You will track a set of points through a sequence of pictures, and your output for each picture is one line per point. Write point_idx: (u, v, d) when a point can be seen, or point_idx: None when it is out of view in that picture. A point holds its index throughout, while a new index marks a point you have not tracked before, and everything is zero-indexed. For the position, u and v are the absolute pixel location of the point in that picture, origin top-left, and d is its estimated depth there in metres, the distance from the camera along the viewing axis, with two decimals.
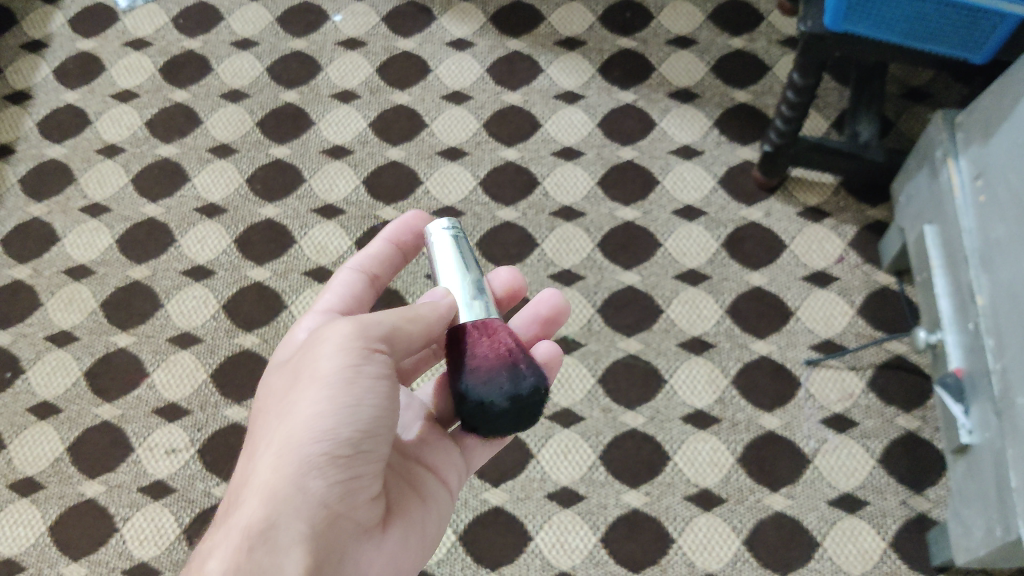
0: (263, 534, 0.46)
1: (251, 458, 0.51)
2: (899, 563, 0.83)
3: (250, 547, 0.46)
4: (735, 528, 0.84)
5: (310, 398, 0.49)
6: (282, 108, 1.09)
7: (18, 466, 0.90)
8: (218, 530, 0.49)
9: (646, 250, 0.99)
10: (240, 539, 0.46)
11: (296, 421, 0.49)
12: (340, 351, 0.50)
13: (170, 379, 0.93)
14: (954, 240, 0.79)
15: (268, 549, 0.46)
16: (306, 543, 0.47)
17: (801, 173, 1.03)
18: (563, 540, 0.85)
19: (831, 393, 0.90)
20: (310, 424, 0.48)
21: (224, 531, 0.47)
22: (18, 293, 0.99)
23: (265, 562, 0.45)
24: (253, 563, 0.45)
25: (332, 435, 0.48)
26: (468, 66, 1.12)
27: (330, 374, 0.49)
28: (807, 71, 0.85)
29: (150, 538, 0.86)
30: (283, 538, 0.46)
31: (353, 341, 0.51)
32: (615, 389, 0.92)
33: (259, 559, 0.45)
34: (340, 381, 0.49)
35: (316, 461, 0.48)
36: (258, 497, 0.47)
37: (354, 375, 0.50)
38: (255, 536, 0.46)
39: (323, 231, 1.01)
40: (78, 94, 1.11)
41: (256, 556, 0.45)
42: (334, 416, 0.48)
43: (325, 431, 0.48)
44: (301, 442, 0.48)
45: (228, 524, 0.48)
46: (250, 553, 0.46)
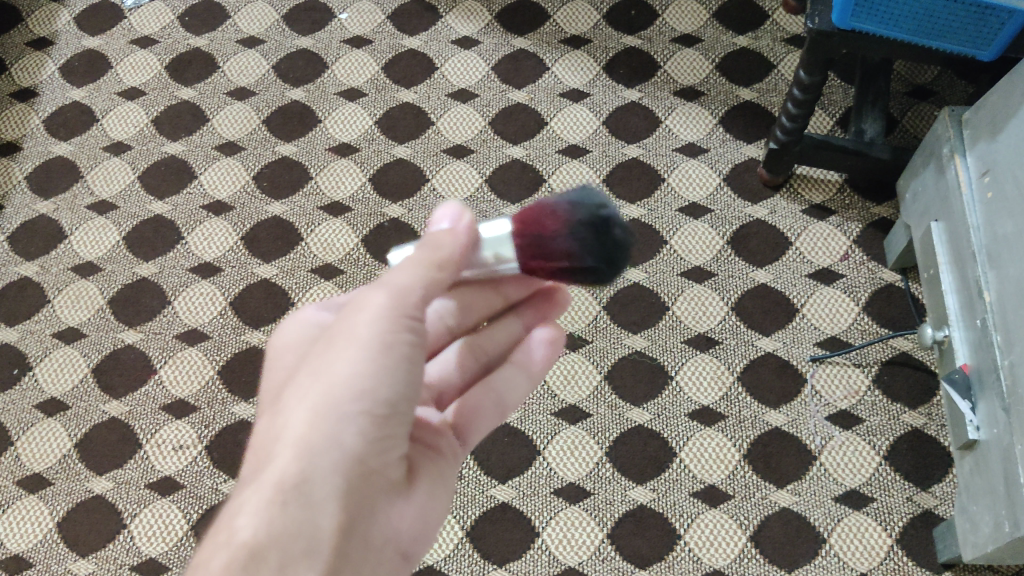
0: (297, 488, 0.45)
1: (276, 405, 0.49)
2: (904, 559, 0.83)
3: (284, 501, 0.44)
4: (741, 525, 0.85)
5: (348, 355, 0.48)
6: (289, 106, 1.10)
7: (26, 462, 0.91)
8: (242, 479, 0.47)
9: (652, 248, 0.99)
10: (272, 492, 0.44)
11: (332, 375, 0.48)
12: (378, 309, 0.49)
13: (177, 376, 0.94)
14: (961, 237, 0.79)
15: (301, 503, 0.45)
16: (338, 498, 0.46)
17: (806, 171, 1.03)
18: (570, 536, 0.85)
19: (837, 389, 0.91)
20: (349, 381, 0.47)
21: (252, 482, 0.46)
22: (25, 289, 0.99)
23: (300, 517, 0.44)
24: (287, 517, 0.44)
25: (370, 395, 0.47)
26: (474, 64, 1.12)
27: (368, 335, 0.48)
28: (812, 69, 0.86)
29: (158, 535, 0.86)
30: (316, 493, 0.45)
31: (392, 298, 0.50)
32: (621, 385, 0.92)
33: (293, 513, 0.44)
34: (377, 339, 0.48)
35: (353, 418, 0.47)
36: (291, 449, 0.46)
37: (391, 335, 0.49)
38: (288, 489, 0.45)
39: (329, 229, 1.01)
40: (85, 92, 1.11)
41: (290, 511, 0.44)
42: (372, 376, 0.48)
43: (362, 389, 0.47)
44: (338, 397, 0.47)
45: (259, 472, 0.46)
46: (285, 506, 0.44)
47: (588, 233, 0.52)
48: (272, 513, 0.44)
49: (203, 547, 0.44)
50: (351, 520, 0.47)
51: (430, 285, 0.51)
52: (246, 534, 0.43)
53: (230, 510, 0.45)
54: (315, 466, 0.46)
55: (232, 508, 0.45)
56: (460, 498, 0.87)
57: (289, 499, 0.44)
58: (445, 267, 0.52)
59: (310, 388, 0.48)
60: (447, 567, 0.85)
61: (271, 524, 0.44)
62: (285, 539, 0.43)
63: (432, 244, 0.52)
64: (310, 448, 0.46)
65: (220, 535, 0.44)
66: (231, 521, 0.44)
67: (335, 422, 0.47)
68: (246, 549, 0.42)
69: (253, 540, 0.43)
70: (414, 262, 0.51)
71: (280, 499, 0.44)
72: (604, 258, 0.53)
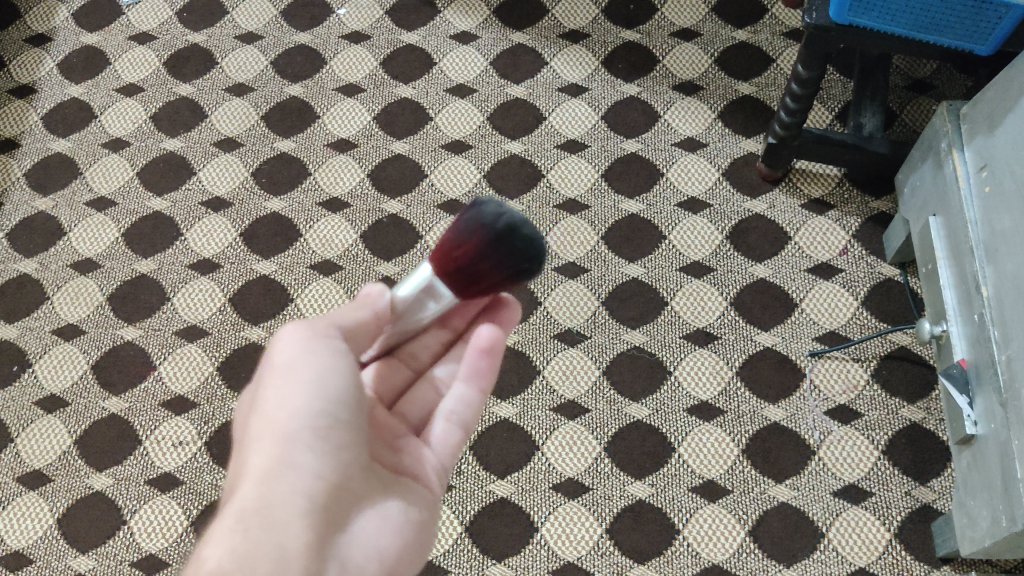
0: (260, 512, 0.49)
1: (238, 458, 0.54)
2: (903, 554, 0.83)
3: (247, 526, 0.48)
4: (740, 520, 0.85)
5: (281, 390, 0.54)
6: (287, 102, 1.10)
7: (26, 458, 0.91)
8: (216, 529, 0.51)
9: (651, 243, 0.99)
10: (235, 522, 0.48)
11: (273, 413, 0.53)
12: (303, 349, 0.56)
13: (176, 372, 0.94)
14: (958, 232, 0.79)
15: (266, 522, 0.48)
16: (302, 515, 0.49)
17: (805, 166, 1.03)
18: (568, 531, 0.85)
19: (836, 384, 0.91)
20: (286, 408, 0.53)
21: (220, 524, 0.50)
22: (24, 286, 0.99)
23: (264, 538, 0.48)
24: (255, 536, 0.48)
25: (307, 413, 0.53)
26: (473, 59, 1.12)
27: (294, 365, 0.55)
28: (810, 64, 0.86)
29: (158, 531, 0.86)
30: (278, 512, 0.49)
31: (311, 337, 0.56)
32: (620, 381, 0.92)
33: (256, 534, 0.48)
34: (307, 371, 0.54)
35: (297, 438, 0.52)
36: (250, 482, 0.50)
37: (322, 368, 0.55)
38: (251, 516, 0.49)
39: (328, 225, 1.02)
40: (83, 88, 1.11)
41: (254, 534, 0.48)
42: (305, 397, 0.53)
43: (303, 415, 0.53)
44: (282, 428, 0.52)
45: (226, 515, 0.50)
46: (247, 531, 0.48)
47: (501, 246, 0.56)
48: (236, 539, 0.47)
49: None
50: (321, 537, 0.50)
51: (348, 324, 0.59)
52: (214, 562, 0.46)
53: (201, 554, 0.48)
54: (272, 491, 0.50)
55: (202, 549, 0.48)
56: (458, 493, 0.88)
57: (251, 523, 0.48)
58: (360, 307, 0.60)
59: (259, 430, 0.53)
60: (446, 563, 0.85)
61: (240, 547, 0.47)
62: (252, 556, 0.47)
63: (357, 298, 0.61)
64: (265, 475, 0.50)
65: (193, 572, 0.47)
66: (202, 558, 0.47)
67: (283, 447, 0.52)
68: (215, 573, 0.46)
69: (219, 565, 0.46)
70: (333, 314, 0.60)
71: (242, 525, 0.48)
72: (518, 263, 0.57)
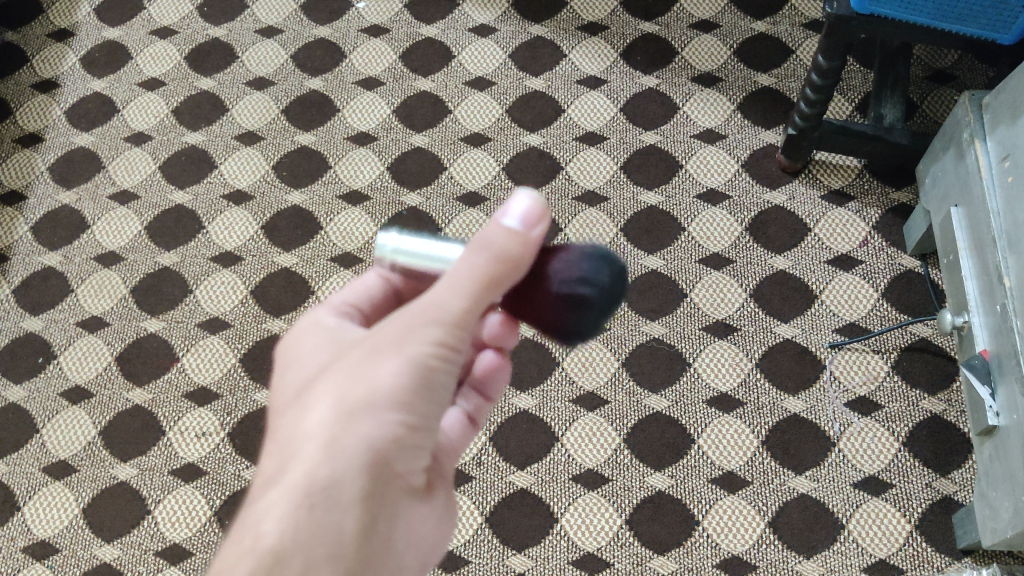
0: (324, 492, 0.43)
1: (300, 401, 0.47)
2: (923, 546, 0.83)
3: (311, 504, 0.42)
4: (759, 511, 0.85)
5: (385, 361, 0.45)
6: (307, 96, 1.10)
7: (51, 449, 0.92)
8: (262, 482, 0.45)
9: (670, 235, 0.99)
10: (298, 495, 0.42)
11: (367, 375, 0.45)
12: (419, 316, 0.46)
13: (199, 364, 0.95)
14: (980, 222, 0.79)
15: (328, 506, 0.43)
16: (365, 500, 0.44)
17: (825, 157, 1.02)
18: (588, 521, 0.86)
19: (855, 375, 0.91)
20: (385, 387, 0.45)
21: (277, 480, 0.44)
22: (49, 278, 1.00)
23: (325, 520, 0.43)
24: (314, 524, 0.42)
25: (405, 402, 0.45)
26: (491, 52, 1.12)
27: (408, 344, 0.45)
28: (831, 54, 0.85)
29: (182, 521, 0.88)
30: (345, 494, 0.43)
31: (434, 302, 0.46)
32: (639, 372, 0.92)
33: (318, 516, 0.42)
34: (418, 354, 0.45)
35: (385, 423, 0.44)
36: (320, 454, 0.43)
37: (432, 358, 0.45)
38: (316, 492, 0.43)
39: (349, 218, 1.02)
40: (106, 83, 1.12)
41: (317, 513, 0.42)
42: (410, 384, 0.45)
43: (397, 400, 0.45)
44: (371, 404, 0.44)
45: (281, 471, 0.44)
46: (311, 510, 0.42)
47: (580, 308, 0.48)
48: (299, 517, 0.42)
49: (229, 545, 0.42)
50: (376, 525, 0.45)
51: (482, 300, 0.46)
52: (273, 535, 0.42)
53: (254, 512, 0.43)
54: (344, 466, 0.43)
55: (260, 503, 0.43)
56: (480, 484, 0.88)
57: (316, 502, 0.42)
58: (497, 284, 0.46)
59: (344, 390, 0.45)
60: (466, 553, 0.85)
61: (296, 529, 0.42)
62: (312, 542, 0.42)
63: (496, 257, 0.46)
64: (340, 451, 0.44)
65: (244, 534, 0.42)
66: (257, 520, 0.42)
67: (365, 427, 0.44)
68: (273, 552, 0.41)
69: (281, 543, 0.41)
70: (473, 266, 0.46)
71: (305, 502, 0.42)
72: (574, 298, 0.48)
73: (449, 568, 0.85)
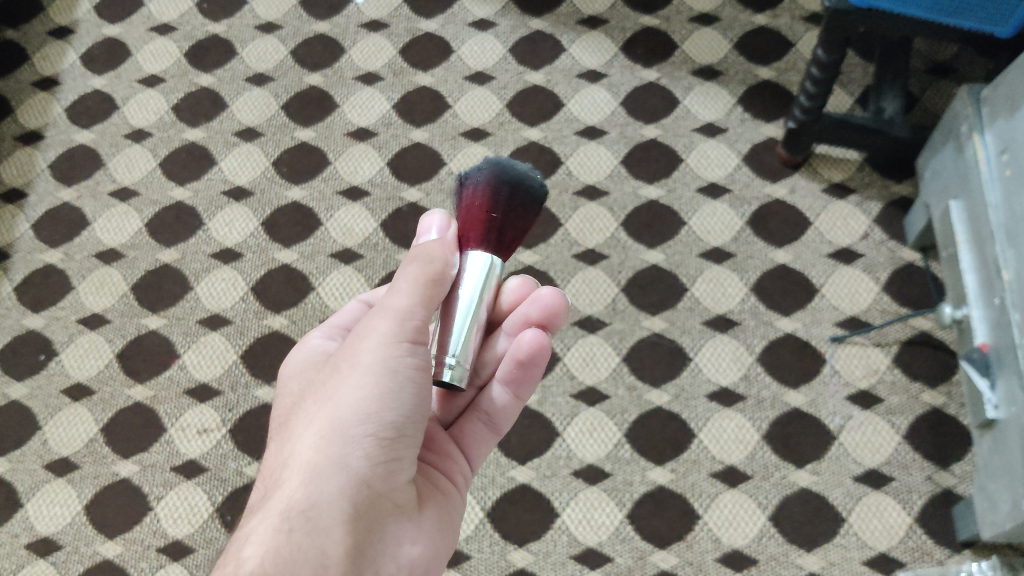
0: (304, 514, 0.48)
1: (285, 443, 0.53)
2: (924, 539, 0.83)
3: (290, 527, 0.47)
4: (760, 505, 0.85)
5: (352, 383, 0.52)
6: (307, 91, 1.10)
7: (53, 446, 0.92)
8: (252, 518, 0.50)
9: (671, 229, 0.99)
10: (279, 520, 0.47)
11: (339, 406, 0.51)
12: (382, 350, 0.53)
13: (200, 360, 0.95)
14: (979, 215, 0.78)
15: (308, 527, 0.47)
16: (344, 520, 0.48)
17: (825, 150, 1.02)
18: (589, 516, 0.86)
19: (857, 369, 0.90)
20: (355, 406, 0.51)
21: (263, 512, 0.49)
22: (50, 276, 1.01)
23: (305, 544, 0.47)
24: (295, 545, 0.47)
25: (373, 417, 0.51)
26: (491, 46, 1.12)
27: (372, 363, 0.52)
28: (831, 47, 0.85)
29: (183, 517, 0.88)
30: (323, 516, 0.48)
31: (397, 328, 0.54)
32: (640, 367, 0.92)
33: (297, 538, 0.47)
34: (382, 372, 0.52)
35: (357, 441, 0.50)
36: (298, 477, 0.49)
37: (393, 373, 0.52)
38: (295, 516, 0.47)
39: (349, 213, 1.02)
40: (105, 80, 1.12)
41: (295, 537, 0.47)
42: (377, 399, 0.51)
43: (364, 417, 0.51)
44: (343, 427, 0.50)
45: (267, 506, 0.49)
46: (289, 533, 0.47)
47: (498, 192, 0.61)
48: (279, 541, 0.47)
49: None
50: (361, 544, 0.49)
51: (430, 304, 0.55)
52: (254, 560, 0.46)
53: (242, 542, 0.48)
54: (321, 489, 0.48)
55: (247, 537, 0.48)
56: (480, 479, 0.88)
57: (294, 525, 0.47)
58: (440, 282, 0.55)
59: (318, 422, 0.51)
60: (467, 549, 0.86)
61: (277, 551, 0.46)
62: (293, 562, 0.46)
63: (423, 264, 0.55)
64: (316, 472, 0.49)
65: (232, 567, 0.46)
66: (242, 551, 0.47)
67: (339, 448, 0.50)
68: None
69: (261, 566, 0.46)
70: (412, 279, 0.55)
71: (285, 525, 0.47)
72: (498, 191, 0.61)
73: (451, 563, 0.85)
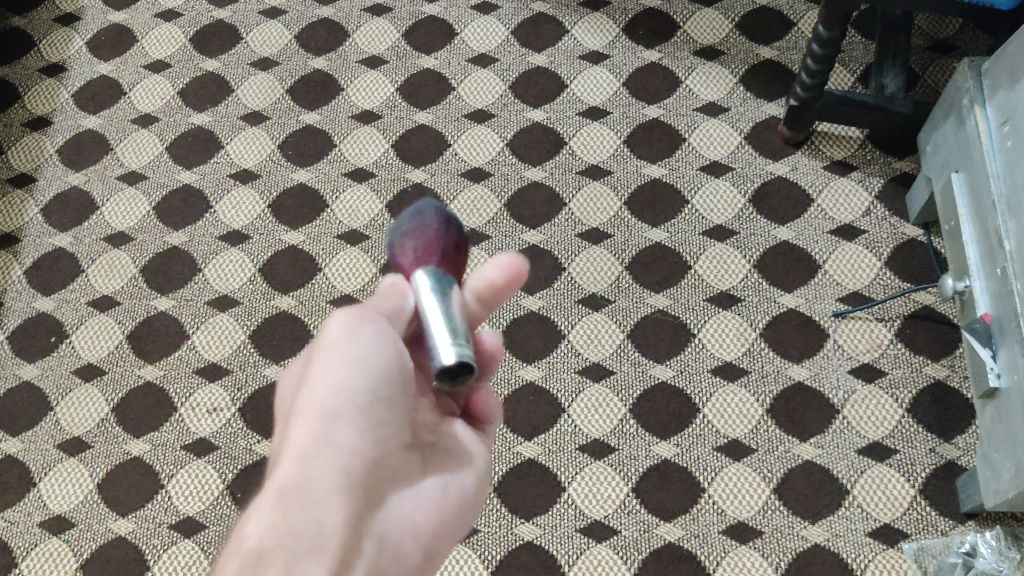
0: (297, 490, 0.46)
1: (277, 432, 0.51)
2: (928, 510, 0.84)
3: (285, 503, 0.46)
4: (765, 477, 0.86)
5: (327, 362, 0.51)
6: (312, 75, 1.11)
7: (65, 426, 0.93)
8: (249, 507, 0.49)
9: (674, 207, 1.00)
10: (273, 499, 0.46)
11: (316, 386, 0.50)
12: (346, 339, 0.51)
13: (209, 341, 0.96)
14: (981, 187, 0.79)
15: (304, 502, 0.46)
16: (340, 492, 0.47)
17: (827, 128, 1.03)
18: (594, 491, 0.87)
19: (859, 343, 0.91)
20: (333, 383, 0.50)
21: (258, 496, 0.47)
22: (59, 260, 1.02)
23: (303, 516, 0.45)
24: (292, 517, 0.45)
25: (352, 388, 0.50)
26: (494, 29, 1.12)
27: (344, 339, 0.52)
28: (832, 23, 0.86)
29: (194, 494, 0.89)
30: (317, 490, 0.46)
31: (359, 322, 0.52)
32: (644, 343, 0.93)
33: (292, 514, 0.45)
34: (352, 347, 0.51)
35: (341, 417, 0.49)
36: (288, 459, 0.47)
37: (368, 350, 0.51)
38: (290, 493, 0.46)
39: (354, 195, 1.03)
40: (112, 66, 1.13)
41: (292, 512, 0.45)
42: (351, 372, 0.50)
43: (345, 393, 0.50)
44: (322, 404, 0.49)
45: (262, 491, 0.48)
46: (286, 508, 0.45)
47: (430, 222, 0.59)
48: (276, 517, 0.45)
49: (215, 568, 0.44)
50: (360, 515, 0.48)
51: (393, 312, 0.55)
52: (254, 538, 0.44)
53: (240, 529, 0.46)
54: (313, 467, 0.47)
55: (241, 524, 0.46)
56: None
57: (289, 500, 0.46)
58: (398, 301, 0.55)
59: (300, 406, 0.50)
60: (475, 523, 0.86)
61: (275, 528, 0.44)
62: (293, 535, 0.44)
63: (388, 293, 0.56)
64: (304, 451, 0.48)
65: (232, 549, 0.45)
66: (242, 531, 0.45)
67: (324, 425, 0.49)
68: (254, 552, 0.43)
69: (260, 543, 0.44)
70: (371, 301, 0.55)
71: (280, 501, 0.46)
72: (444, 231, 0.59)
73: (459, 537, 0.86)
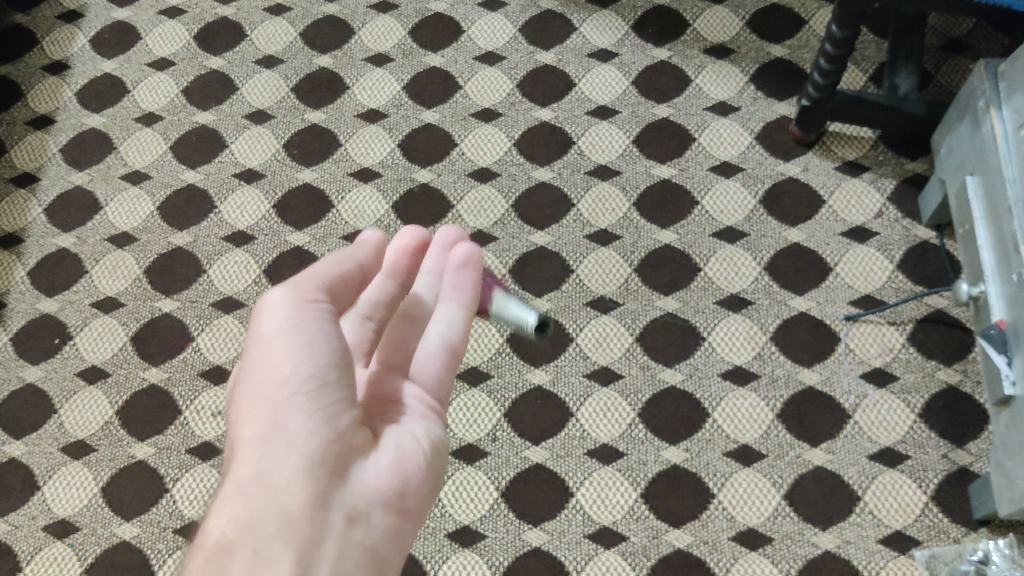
0: (257, 481, 0.47)
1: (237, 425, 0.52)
2: (940, 517, 0.83)
3: (246, 494, 0.46)
4: (776, 483, 0.85)
5: (273, 348, 0.51)
6: (317, 73, 1.10)
7: (69, 429, 0.92)
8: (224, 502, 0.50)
9: (683, 208, 0.99)
10: (235, 493, 0.47)
11: (265, 374, 0.50)
12: (288, 324, 0.52)
13: (214, 343, 0.95)
14: (996, 190, 0.78)
15: (265, 490, 0.46)
16: (300, 471, 0.47)
17: (839, 128, 1.01)
18: (603, 496, 0.86)
19: (871, 347, 0.90)
20: (279, 369, 0.50)
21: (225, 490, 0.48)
22: (63, 260, 1.01)
23: (263, 503, 0.46)
24: (253, 507, 0.46)
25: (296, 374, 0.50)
26: (501, 26, 1.11)
27: (283, 327, 0.52)
28: (845, 23, 0.84)
29: (199, 498, 0.88)
30: (275, 476, 0.47)
31: (302, 308, 0.53)
32: (654, 347, 0.92)
33: (253, 503, 0.46)
34: (295, 333, 0.51)
35: (291, 400, 0.49)
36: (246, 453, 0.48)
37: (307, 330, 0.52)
38: (249, 484, 0.47)
39: (360, 196, 1.02)
40: (116, 63, 1.12)
41: (252, 501, 0.46)
42: (294, 357, 0.50)
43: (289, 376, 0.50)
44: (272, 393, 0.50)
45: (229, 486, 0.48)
46: (246, 499, 0.46)
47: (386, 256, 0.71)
48: (238, 509, 0.46)
49: (189, 563, 0.46)
50: (326, 489, 0.47)
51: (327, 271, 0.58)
52: (218, 532, 0.45)
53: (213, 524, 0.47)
54: (271, 455, 0.48)
55: (211, 518, 0.47)
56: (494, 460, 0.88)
57: (249, 490, 0.46)
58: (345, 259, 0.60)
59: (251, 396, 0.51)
60: (482, 528, 0.85)
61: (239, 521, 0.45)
62: (255, 523, 0.45)
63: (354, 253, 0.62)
64: (260, 442, 0.48)
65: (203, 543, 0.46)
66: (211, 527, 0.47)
67: (276, 412, 0.49)
68: (220, 544, 0.45)
69: (225, 533, 0.45)
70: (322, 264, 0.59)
71: (240, 494, 0.46)
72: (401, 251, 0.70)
73: (466, 542, 0.85)
